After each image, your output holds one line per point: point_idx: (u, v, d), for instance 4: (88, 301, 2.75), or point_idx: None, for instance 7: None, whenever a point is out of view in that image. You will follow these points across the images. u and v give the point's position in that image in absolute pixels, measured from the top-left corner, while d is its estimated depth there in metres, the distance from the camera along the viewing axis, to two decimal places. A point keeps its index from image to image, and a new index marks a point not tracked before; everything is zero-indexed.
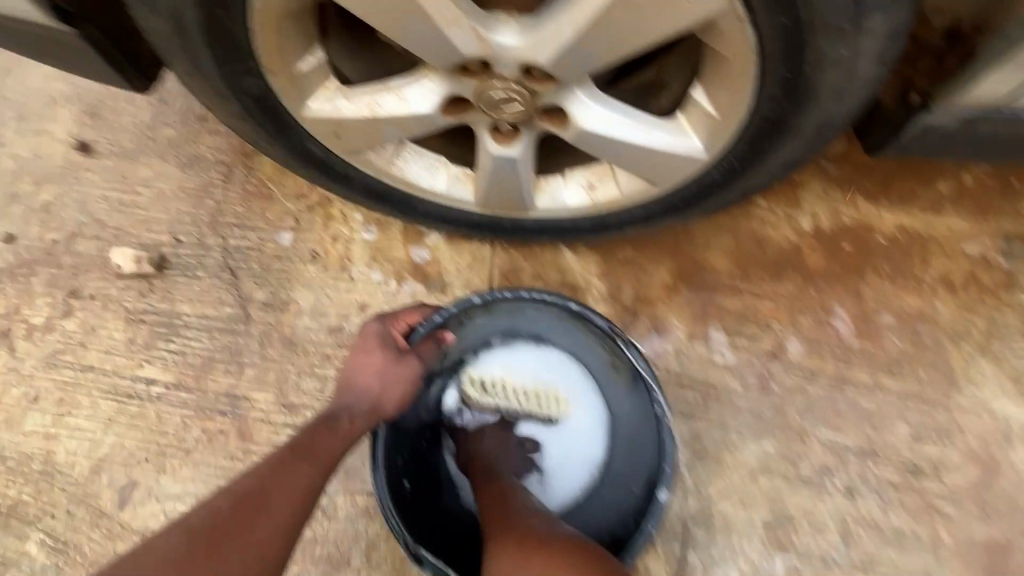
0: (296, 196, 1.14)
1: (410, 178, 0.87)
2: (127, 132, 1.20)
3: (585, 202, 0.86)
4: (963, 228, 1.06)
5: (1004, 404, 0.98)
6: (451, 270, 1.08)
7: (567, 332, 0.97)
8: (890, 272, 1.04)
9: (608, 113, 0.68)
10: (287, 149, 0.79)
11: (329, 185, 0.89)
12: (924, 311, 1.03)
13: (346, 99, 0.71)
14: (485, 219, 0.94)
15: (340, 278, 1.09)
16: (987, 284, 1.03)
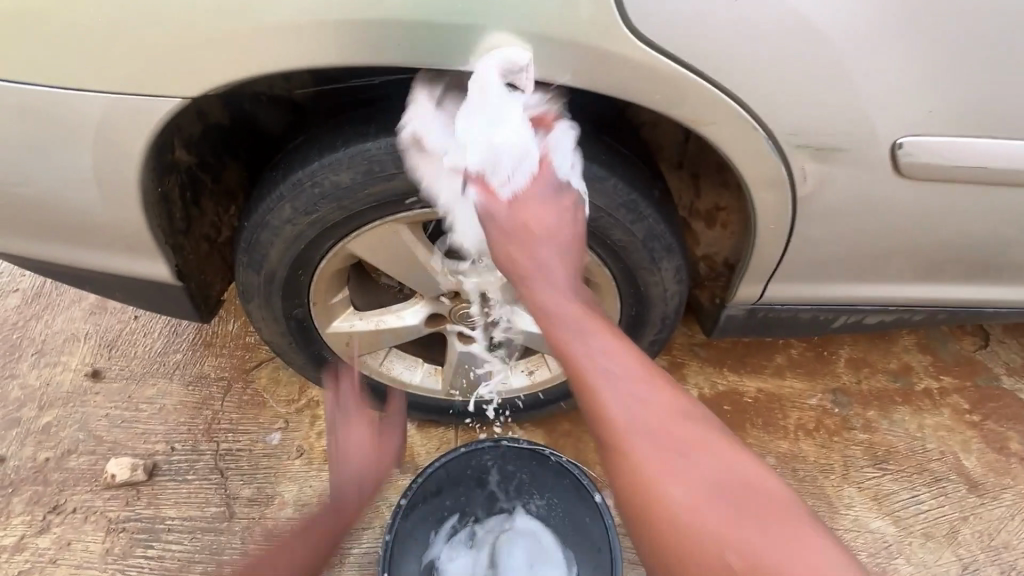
0: (288, 399, 1.32)
1: (394, 374, 1.15)
2: (134, 356, 1.38)
3: (527, 382, 1.17)
4: (804, 386, 1.44)
5: (876, 521, 1.25)
6: (423, 453, 1.26)
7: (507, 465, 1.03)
8: (762, 424, 1.37)
9: None
10: (307, 356, 1.08)
11: (329, 383, 1.15)
12: (795, 451, 1.33)
13: (358, 318, 1.03)
14: (451, 404, 1.21)
15: (324, 469, 1.24)
16: (831, 426, 1.38)
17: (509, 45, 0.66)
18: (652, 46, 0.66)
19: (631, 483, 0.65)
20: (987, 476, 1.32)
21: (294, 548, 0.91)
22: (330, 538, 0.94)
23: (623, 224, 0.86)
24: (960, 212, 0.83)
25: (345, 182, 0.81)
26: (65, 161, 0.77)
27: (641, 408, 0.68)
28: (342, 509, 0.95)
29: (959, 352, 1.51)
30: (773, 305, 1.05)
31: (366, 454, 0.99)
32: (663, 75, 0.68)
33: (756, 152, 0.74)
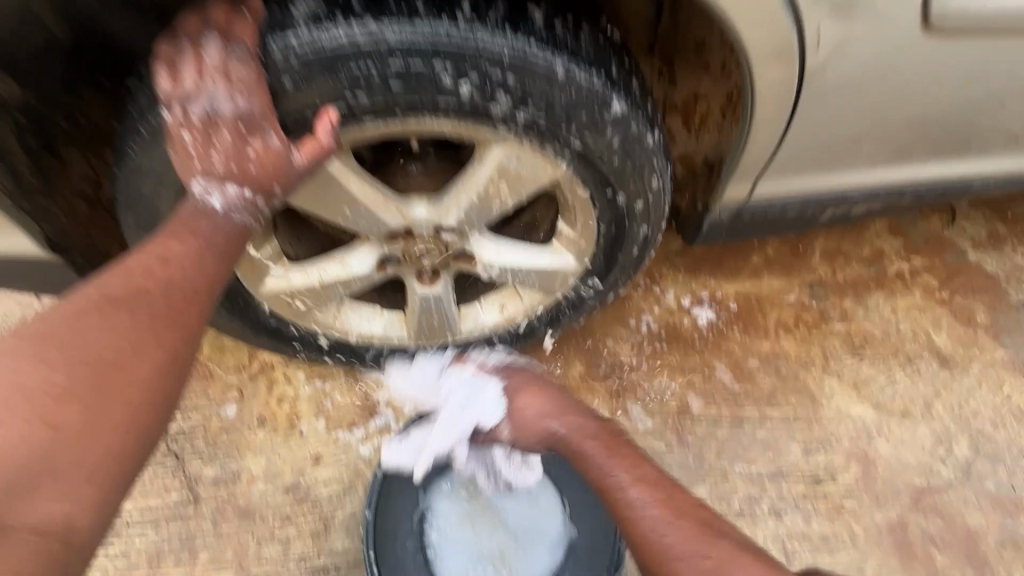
0: (238, 368, 1.18)
1: (352, 328, 1.01)
2: None
3: (500, 317, 1.05)
4: (781, 283, 1.40)
5: (857, 408, 1.27)
6: (395, 404, 1.16)
7: None
8: (743, 328, 1.33)
9: (500, 247, 0.92)
10: (246, 321, 0.93)
11: (281, 347, 1.02)
12: (777, 350, 1.32)
13: (296, 272, 0.88)
14: (419, 351, 1.08)
15: (291, 437, 1.14)
16: (810, 321, 1.36)
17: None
18: None
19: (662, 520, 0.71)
20: (956, 351, 1.35)
21: (88, 358, 0.57)
22: (166, 354, 0.61)
23: (603, 127, 0.72)
24: (965, 74, 0.74)
25: (245, 104, 0.63)
26: None
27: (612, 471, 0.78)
28: (157, 319, 0.61)
29: (929, 231, 1.48)
30: (761, 204, 0.96)
31: (183, 263, 0.65)
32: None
33: (764, 11, 0.62)
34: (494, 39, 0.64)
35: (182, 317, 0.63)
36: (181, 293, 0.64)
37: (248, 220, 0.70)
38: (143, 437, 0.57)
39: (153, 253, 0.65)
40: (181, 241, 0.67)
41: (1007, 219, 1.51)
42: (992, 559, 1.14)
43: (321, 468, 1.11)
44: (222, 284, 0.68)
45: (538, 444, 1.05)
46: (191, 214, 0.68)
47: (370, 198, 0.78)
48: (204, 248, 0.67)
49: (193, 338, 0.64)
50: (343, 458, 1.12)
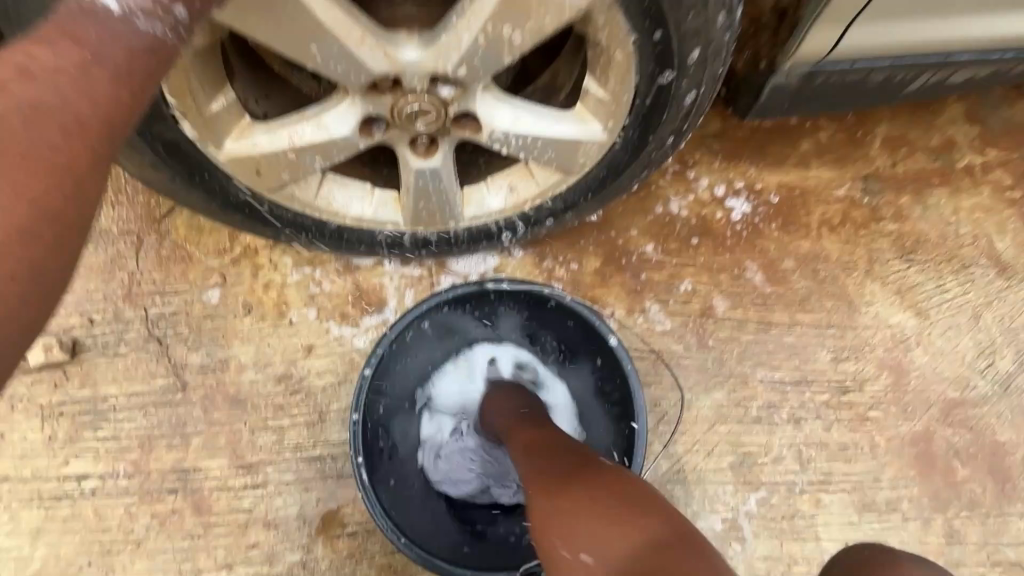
0: (217, 251, 1.07)
1: (339, 208, 0.88)
2: None
3: (510, 201, 0.90)
4: (832, 175, 1.22)
5: (898, 316, 1.15)
6: (392, 295, 1.06)
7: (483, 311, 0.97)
8: (782, 225, 1.18)
9: (516, 113, 0.75)
10: (211, 197, 0.79)
11: (259, 228, 0.89)
12: (817, 250, 1.18)
13: (264, 135, 0.73)
14: (416, 238, 0.95)
15: (281, 326, 1.05)
16: (858, 219, 1.20)
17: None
18: None
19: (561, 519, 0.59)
20: (1018, 258, 1.21)
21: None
22: (39, 214, 0.41)
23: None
24: None
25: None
26: None
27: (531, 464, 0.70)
28: (17, 159, 0.40)
29: (1012, 119, 1.26)
30: (842, 64, 0.76)
31: (58, 78, 0.43)
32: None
33: None
34: None
35: (52, 160, 0.42)
36: (55, 122, 0.42)
37: (158, 27, 0.49)
38: (11, 335, 0.39)
39: (8, 62, 0.43)
40: (55, 50, 0.44)
41: None
42: (1016, 474, 1.09)
43: (315, 359, 1.04)
44: (125, 119, 0.47)
45: (545, 325, 0.97)
46: (76, 16, 0.47)
47: (345, 27, 0.60)
48: (89, 62, 0.45)
49: (85, 195, 0.43)
50: (337, 349, 1.05)
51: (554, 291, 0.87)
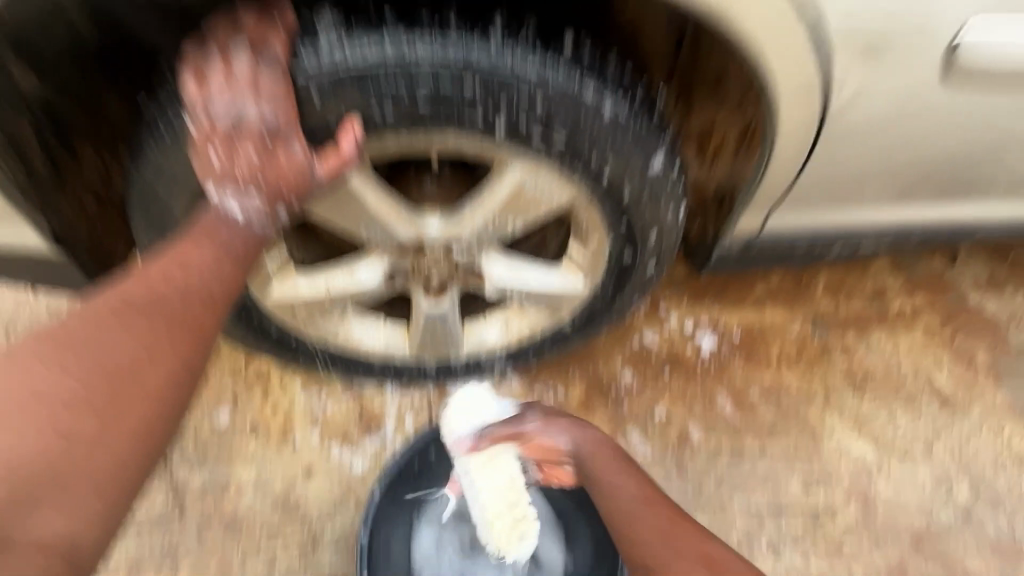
0: (232, 373, 1.16)
1: (354, 340, 1.00)
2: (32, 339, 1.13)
3: (505, 336, 1.04)
4: (784, 314, 1.39)
5: (857, 445, 1.26)
6: (392, 418, 1.14)
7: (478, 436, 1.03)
8: (745, 358, 1.33)
9: (514, 268, 0.92)
10: (247, 327, 0.92)
11: (281, 355, 1.01)
12: (778, 383, 1.31)
13: (303, 281, 0.87)
14: (420, 366, 1.07)
15: (284, 447, 1.11)
16: (812, 354, 1.36)
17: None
18: None
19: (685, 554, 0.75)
20: (957, 392, 1.35)
21: (100, 364, 0.58)
22: (176, 364, 0.62)
23: (630, 157, 0.74)
24: (983, 123, 0.75)
25: (274, 111, 0.62)
26: None
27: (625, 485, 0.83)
28: (168, 327, 0.62)
29: (930, 270, 1.49)
30: (772, 237, 0.96)
31: (197, 266, 0.65)
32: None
33: (794, 53, 0.61)
34: (524, 62, 0.65)
35: (192, 330, 0.64)
36: (192, 300, 0.65)
37: (268, 226, 0.69)
38: (143, 448, 0.59)
39: (172, 257, 0.65)
40: (197, 243, 0.66)
41: (1008, 262, 1.51)
42: None
43: (313, 481, 1.09)
44: (233, 290, 0.68)
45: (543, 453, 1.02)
46: (211, 219, 0.67)
47: (382, 211, 0.77)
48: (220, 252, 0.67)
49: (201, 348, 0.64)
50: (336, 472, 1.10)
51: (544, 418, 0.96)
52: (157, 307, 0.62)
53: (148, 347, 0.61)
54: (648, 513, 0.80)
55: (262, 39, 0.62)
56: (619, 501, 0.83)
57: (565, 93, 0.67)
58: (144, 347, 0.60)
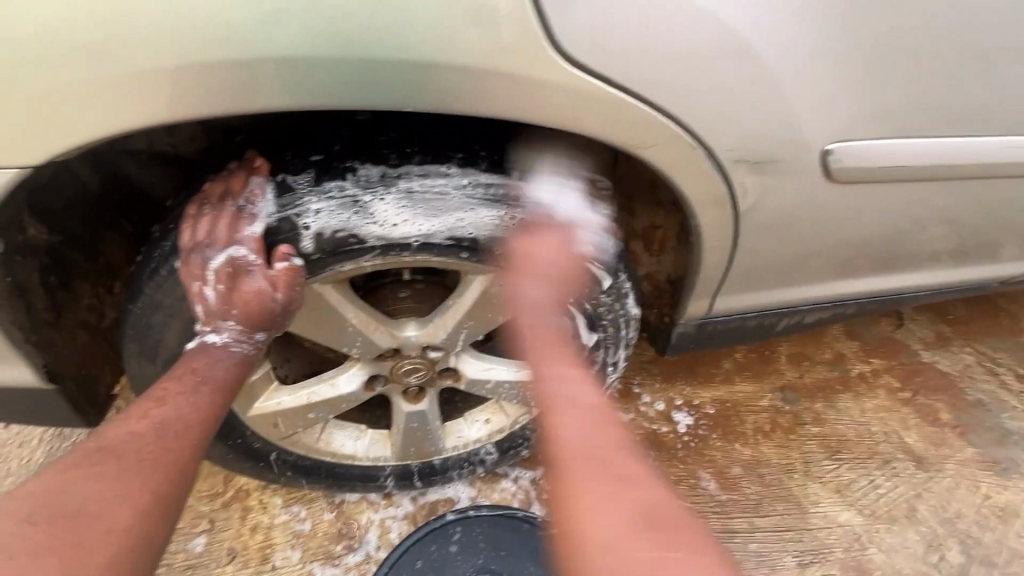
0: (211, 495, 1.13)
1: (336, 449, 1.01)
2: None
3: (486, 432, 1.07)
4: (754, 388, 1.45)
5: (844, 513, 1.27)
6: (376, 529, 1.11)
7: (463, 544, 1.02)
8: (723, 434, 1.36)
9: (486, 365, 0.98)
10: (228, 444, 0.93)
11: (261, 471, 1.00)
12: (758, 457, 1.34)
13: (286, 393, 0.91)
14: (403, 470, 1.07)
15: (263, 571, 1.06)
16: (785, 424, 1.40)
17: (439, 75, 0.60)
18: (583, 72, 0.62)
19: (557, 514, 0.63)
20: (928, 450, 1.39)
21: (74, 515, 0.57)
22: (159, 497, 0.61)
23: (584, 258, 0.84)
24: (876, 210, 0.88)
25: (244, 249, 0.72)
26: None
27: (570, 430, 0.67)
28: (145, 461, 0.63)
29: (881, 334, 1.59)
30: (722, 316, 1.05)
31: (178, 401, 0.69)
32: (604, 101, 0.64)
33: (698, 170, 0.73)
34: (476, 190, 0.75)
35: (166, 456, 0.64)
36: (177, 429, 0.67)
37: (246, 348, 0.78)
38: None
39: (150, 396, 0.70)
40: (180, 380, 0.72)
41: (949, 322, 1.63)
42: None
43: None
44: (214, 419, 0.71)
45: (522, 558, 1.02)
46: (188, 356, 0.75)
47: (362, 323, 0.83)
48: (199, 384, 0.72)
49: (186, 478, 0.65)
50: None
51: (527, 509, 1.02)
52: (134, 443, 0.64)
53: (114, 483, 0.60)
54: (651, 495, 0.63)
55: (242, 192, 0.72)
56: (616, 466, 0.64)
57: (513, 207, 0.77)
58: (110, 484, 0.60)
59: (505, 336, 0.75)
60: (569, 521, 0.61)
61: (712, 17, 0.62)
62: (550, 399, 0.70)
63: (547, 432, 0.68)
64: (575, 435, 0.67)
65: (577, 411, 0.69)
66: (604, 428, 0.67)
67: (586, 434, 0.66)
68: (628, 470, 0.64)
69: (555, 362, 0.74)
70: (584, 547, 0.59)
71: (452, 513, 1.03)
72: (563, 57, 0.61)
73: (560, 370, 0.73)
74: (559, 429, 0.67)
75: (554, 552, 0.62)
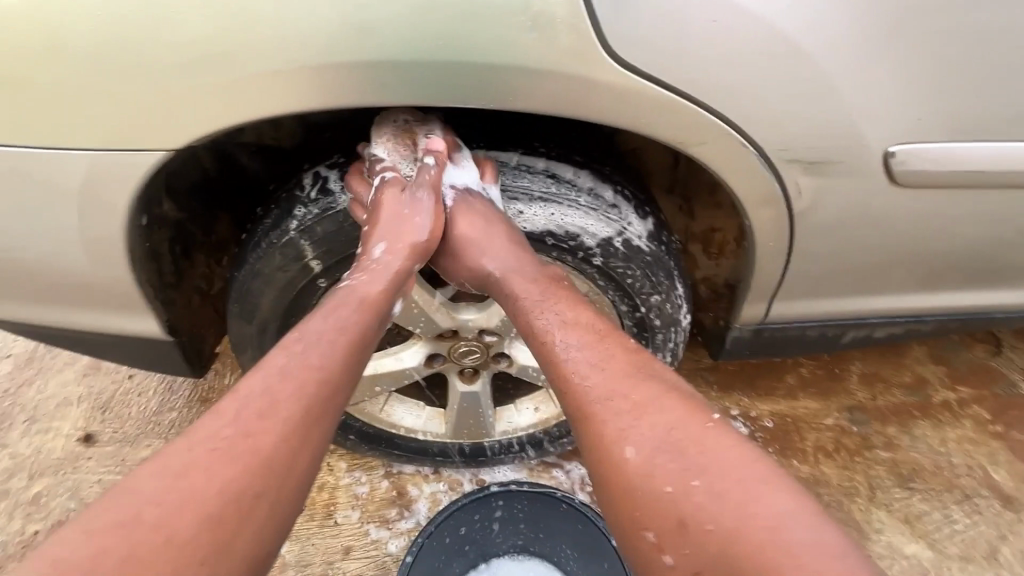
0: None
1: (396, 420, 1.10)
2: (123, 419, 1.31)
3: (535, 419, 1.12)
4: (818, 405, 1.39)
5: (912, 546, 1.20)
6: (428, 501, 1.20)
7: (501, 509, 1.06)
8: (780, 449, 1.32)
9: None
10: None
11: (331, 434, 1.11)
12: (818, 476, 1.28)
13: None
14: (455, 447, 1.15)
15: (326, 525, 1.17)
16: (851, 446, 1.33)
17: (501, 76, 0.66)
18: (638, 74, 0.66)
19: (646, 521, 0.60)
20: (1019, 490, 1.27)
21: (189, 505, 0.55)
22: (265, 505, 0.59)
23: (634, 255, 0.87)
24: (953, 219, 0.84)
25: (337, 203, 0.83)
26: (38, 219, 0.75)
27: (647, 431, 0.65)
28: (267, 463, 0.60)
29: (973, 360, 1.46)
30: (780, 323, 1.03)
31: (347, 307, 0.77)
32: (658, 102, 0.68)
33: (751, 172, 0.74)
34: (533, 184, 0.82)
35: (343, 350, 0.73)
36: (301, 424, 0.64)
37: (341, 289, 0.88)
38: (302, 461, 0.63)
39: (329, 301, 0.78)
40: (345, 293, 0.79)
41: None
42: None
43: (350, 561, 1.13)
44: (333, 418, 0.68)
45: (557, 535, 1.05)
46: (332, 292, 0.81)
47: (427, 303, 0.92)
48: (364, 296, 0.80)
49: (297, 487, 0.62)
50: (373, 553, 1.14)
51: (565, 491, 1.03)
52: (259, 437, 0.61)
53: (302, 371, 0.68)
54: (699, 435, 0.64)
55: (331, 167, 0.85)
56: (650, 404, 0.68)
57: (563, 198, 0.83)
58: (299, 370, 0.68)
59: (546, 326, 0.79)
60: (670, 527, 0.59)
61: (769, 20, 0.64)
62: (616, 392, 0.70)
63: (617, 432, 0.66)
64: (654, 436, 0.65)
65: (653, 407, 0.67)
66: (677, 420, 0.65)
67: (667, 433, 0.65)
68: (722, 457, 0.61)
69: (608, 355, 0.74)
70: (690, 552, 0.57)
71: (495, 486, 1.06)
72: (614, 61, 0.66)
73: (614, 364, 0.73)
74: (633, 431, 0.66)
75: (658, 560, 0.59)
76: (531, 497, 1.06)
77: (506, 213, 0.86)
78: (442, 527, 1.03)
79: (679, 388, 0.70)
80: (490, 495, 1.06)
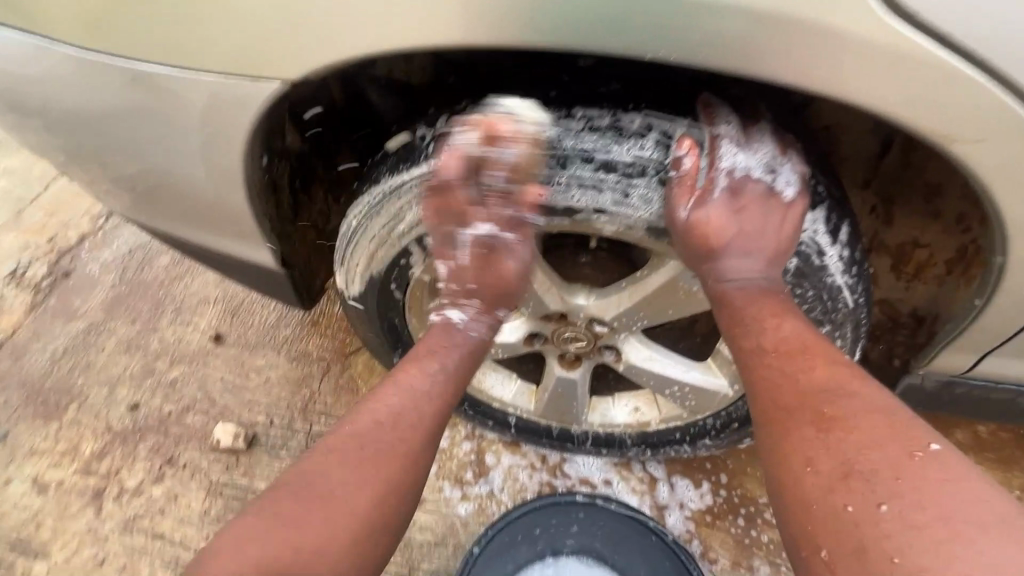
0: None
1: (487, 389, 1.05)
2: (247, 326, 1.41)
3: (632, 420, 1.00)
4: (996, 477, 1.10)
5: None
6: (505, 473, 1.16)
7: (585, 522, 0.99)
8: None
9: (652, 356, 0.91)
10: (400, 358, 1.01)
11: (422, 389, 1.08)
12: None
13: None
14: (542, 428, 1.08)
15: None
16: None
17: (707, 21, 0.50)
18: (908, 25, 0.47)
19: (821, 535, 0.51)
20: None
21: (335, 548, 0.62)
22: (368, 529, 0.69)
23: (806, 269, 0.70)
24: None
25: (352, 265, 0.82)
26: (170, 134, 0.73)
27: (843, 464, 0.53)
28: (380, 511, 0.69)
29: None
30: (987, 380, 0.79)
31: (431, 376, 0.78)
32: (925, 69, 0.48)
33: None
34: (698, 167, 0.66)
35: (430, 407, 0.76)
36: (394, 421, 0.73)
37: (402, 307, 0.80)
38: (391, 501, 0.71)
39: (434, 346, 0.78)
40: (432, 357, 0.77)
41: None
42: None
43: (423, 511, 1.14)
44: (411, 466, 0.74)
45: (633, 557, 0.97)
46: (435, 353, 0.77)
47: (540, 282, 0.81)
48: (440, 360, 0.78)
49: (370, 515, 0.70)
50: (445, 509, 1.14)
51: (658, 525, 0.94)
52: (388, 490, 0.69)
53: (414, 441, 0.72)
54: (933, 488, 0.49)
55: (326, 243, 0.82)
56: (869, 436, 0.53)
57: (772, 206, 0.68)
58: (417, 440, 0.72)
59: (745, 282, 0.69)
60: (845, 550, 0.49)
61: None
62: (804, 401, 0.59)
63: (802, 452, 0.56)
64: (859, 475, 0.52)
65: (846, 426, 0.55)
66: (876, 445, 0.53)
67: (853, 453, 0.53)
68: (931, 502, 0.48)
69: (807, 365, 0.61)
70: None
71: (581, 496, 0.99)
72: (893, 8, 0.46)
73: (809, 376, 0.60)
74: (819, 457, 0.54)
75: None
76: (618, 516, 0.99)
77: (758, 238, 0.68)
78: (520, 524, 0.99)
79: (884, 409, 0.56)
80: (575, 504, 1.00)
